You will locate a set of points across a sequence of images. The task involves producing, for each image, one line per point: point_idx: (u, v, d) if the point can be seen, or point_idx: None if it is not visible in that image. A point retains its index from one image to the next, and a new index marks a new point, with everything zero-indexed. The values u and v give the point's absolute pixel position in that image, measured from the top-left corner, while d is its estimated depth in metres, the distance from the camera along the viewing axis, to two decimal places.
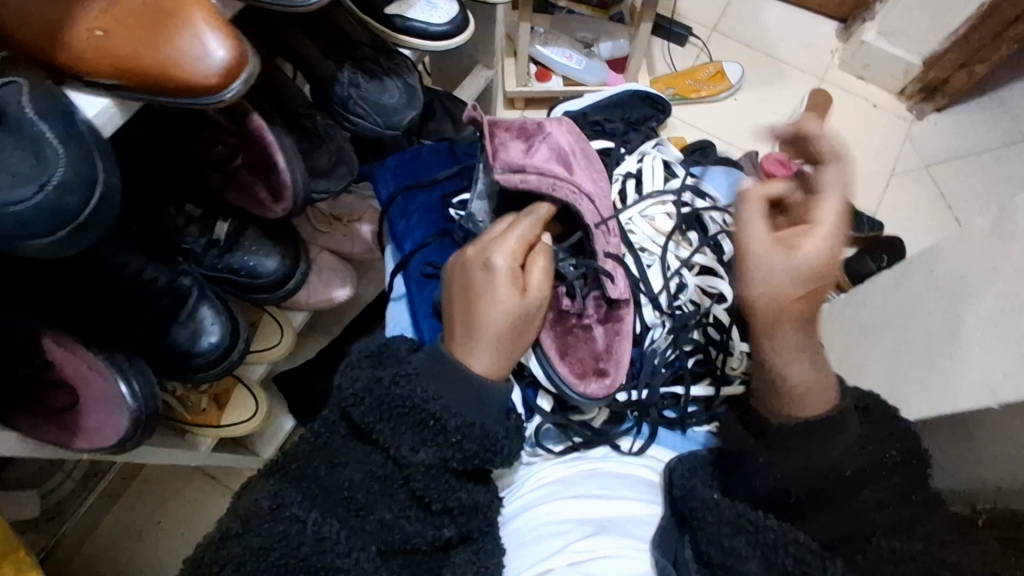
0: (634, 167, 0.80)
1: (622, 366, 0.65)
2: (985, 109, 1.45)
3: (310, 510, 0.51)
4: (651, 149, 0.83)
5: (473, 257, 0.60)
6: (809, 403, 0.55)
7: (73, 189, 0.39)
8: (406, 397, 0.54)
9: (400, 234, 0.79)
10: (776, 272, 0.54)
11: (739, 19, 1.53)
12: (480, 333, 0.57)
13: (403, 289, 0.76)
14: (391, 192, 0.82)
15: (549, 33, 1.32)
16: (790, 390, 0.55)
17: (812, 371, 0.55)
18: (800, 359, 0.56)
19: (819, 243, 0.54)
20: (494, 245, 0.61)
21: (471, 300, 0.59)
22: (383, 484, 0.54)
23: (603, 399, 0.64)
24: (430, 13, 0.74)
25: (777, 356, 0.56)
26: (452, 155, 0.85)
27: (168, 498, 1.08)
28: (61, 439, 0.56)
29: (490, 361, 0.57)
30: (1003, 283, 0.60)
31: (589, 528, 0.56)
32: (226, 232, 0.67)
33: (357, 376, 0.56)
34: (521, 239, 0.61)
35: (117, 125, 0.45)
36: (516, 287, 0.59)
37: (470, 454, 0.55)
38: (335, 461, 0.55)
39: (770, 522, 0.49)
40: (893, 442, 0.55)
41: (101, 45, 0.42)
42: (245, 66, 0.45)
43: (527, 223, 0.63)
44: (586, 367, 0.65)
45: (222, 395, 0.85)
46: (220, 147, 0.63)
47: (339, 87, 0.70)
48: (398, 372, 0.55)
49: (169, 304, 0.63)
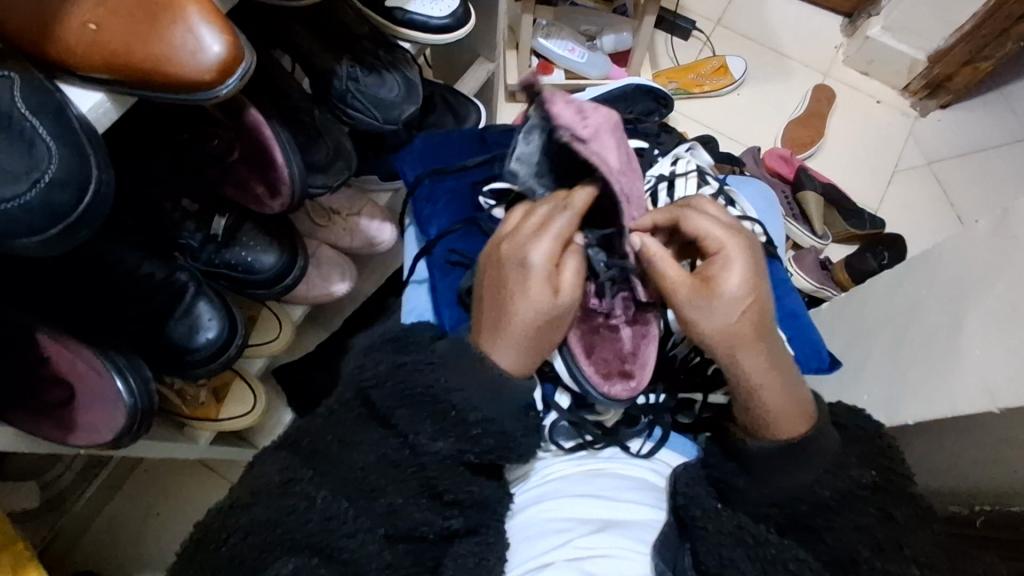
0: (667, 169, 0.78)
1: (647, 370, 0.63)
2: (990, 107, 1.44)
3: (320, 488, 0.51)
4: (684, 151, 0.82)
5: (507, 254, 0.57)
6: (783, 426, 0.55)
7: (64, 187, 0.39)
8: (429, 385, 0.53)
9: (425, 218, 0.78)
10: (710, 308, 0.53)
11: (743, 13, 1.51)
12: (509, 329, 0.55)
13: (425, 273, 0.77)
14: (418, 174, 0.81)
15: (552, 25, 1.30)
16: (764, 413, 0.55)
17: (787, 396, 0.54)
18: (770, 386, 0.54)
19: (739, 273, 0.54)
20: (531, 237, 0.57)
21: (504, 299, 0.56)
22: (395, 469, 0.53)
23: (626, 402, 0.61)
24: (431, 6, 0.72)
25: (744, 386, 0.55)
26: (482, 142, 0.84)
27: (168, 490, 1.08)
28: (56, 436, 0.56)
29: (517, 358, 0.56)
30: (1005, 285, 0.60)
31: (593, 525, 0.56)
32: (223, 228, 0.67)
33: (379, 359, 0.56)
34: (561, 234, 0.57)
35: (111, 120, 0.45)
36: (550, 285, 0.55)
37: (488, 448, 0.54)
38: (353, 441, 0.53)
39: (771, 538, 0.51)
40: (874, 462, 0.56)
41: (93, 39, 0.42)
42: (240, 62, 0.45)
43: (563, 219, 0.58)
44: (611, 368, 0.62)
45: (220, 389, 0.84)
46: (216, 141, 0.63)
47: (337, 81, 0.70)
48: (423, 359, 0.55)
49: (166, 299, 0.63)
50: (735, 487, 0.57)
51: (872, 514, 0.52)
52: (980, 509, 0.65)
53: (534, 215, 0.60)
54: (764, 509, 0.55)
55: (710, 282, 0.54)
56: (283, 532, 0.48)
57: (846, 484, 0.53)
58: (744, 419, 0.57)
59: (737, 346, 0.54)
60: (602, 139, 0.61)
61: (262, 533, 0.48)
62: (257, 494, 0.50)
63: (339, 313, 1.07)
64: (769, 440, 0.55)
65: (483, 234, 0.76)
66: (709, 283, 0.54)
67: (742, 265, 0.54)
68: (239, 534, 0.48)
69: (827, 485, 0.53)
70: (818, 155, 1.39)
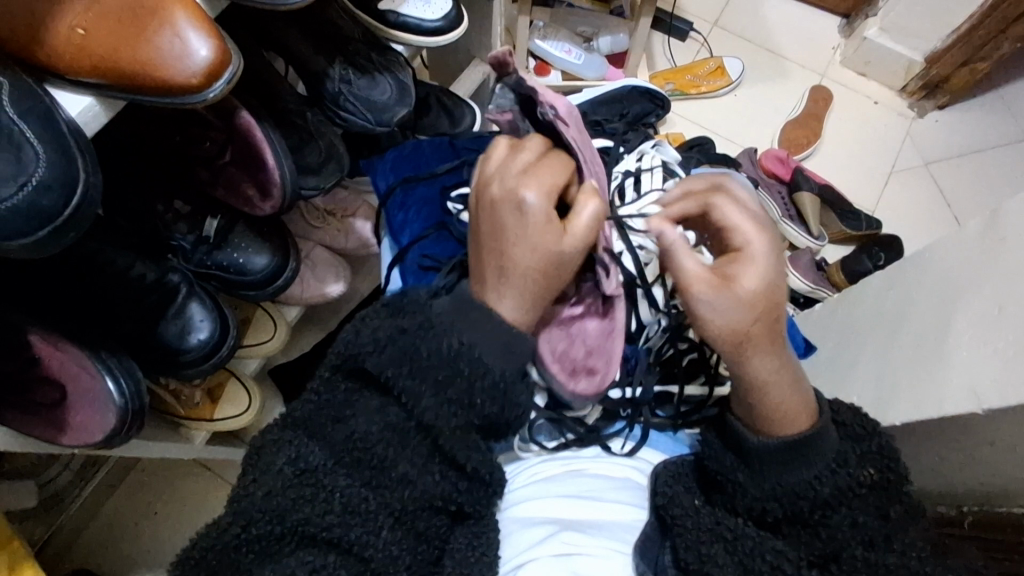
0: (633, 164, 0.81)
1: (613, 364, 0.64)
2: (988, 107, 1.44)
3: (340, 483, 0.50)
4: (649, 147, 0.85)
5: (501, 197, 0.52)
6: (786, 423, 0.53)
7: (50, 190, 0.40)
8: (432, 362, 0.50)
9: (398, 226, 0.79)
10: (723, 307, 0.51)
11: (741, 14, 1.51)
12: (511, 275, 0.51)
13: (399, 282, 0.77)
14: (389, 184, 0.82)
15: (548, 27, 1.31)
16: (767, 411, 0.53)
17: (790, 391, 0.53)
18: (773, 383, 0.52)
19: (756, 274, 0.52)
20: (523, 176, 0.52)
21: (501, 244, 0.51)
22: (400, 436, 0.51)
23: (588, 398, 0.63)
24: (423, 9, 0.72)
25: (748, 382, 0.53)
26: (453, 149, 0.85)
27: (165, 488, 1.09)
28: (47, 435, 0.56)
29: (518, 308, 0.52)
30: (993, 287, 0.60)
31: (553, 526, 0.57)
32: (215, 229, 0.68)
33: (378, 324, 0.52)
34: (556, 175, 0.53)
35: (101, 123, 0.45)
36: (554, 225, 0.51)
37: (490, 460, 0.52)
38: (340, 416, 0.52)
39: (747, 531, 0.53)
40: (874, 460, 0.53)
41: (81, 44, 0.42)
42: (227, 65, 0.46)
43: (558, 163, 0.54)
44: (575, 365, 0.63)
45: (216, 389, 0.84)
46: (207, 143, 0.64)
47: (330, 83, 0.70)
48: (423, 321, 0.51)
49: (158, 300, 0.64)
50: (735, 480, 0.55)
51: (871, 510, 0.52)
52: (968, 510, 0.65)
53: (524, 156, 0.54)
54: (763, 501, 0.53)
55: (731, 281, 0.51)
56: (294, 520, 0.48)
57: (841, 482, 0.52)
58: (744, 414, 0.54)
59: (749, 347, 0.52)
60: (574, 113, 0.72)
61: (272, 523, 0.48)
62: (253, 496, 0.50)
63: (334, 314, 1.08)
64: (775, 436, 0.53)
65: (454, 239, 0.76)
66: (728, 278, 0.52)
67: (764, 265, 0.52)
68: (238, 529, 0.48)
69: (826, 483, 0.52)
70: (815, 156, 1.39)
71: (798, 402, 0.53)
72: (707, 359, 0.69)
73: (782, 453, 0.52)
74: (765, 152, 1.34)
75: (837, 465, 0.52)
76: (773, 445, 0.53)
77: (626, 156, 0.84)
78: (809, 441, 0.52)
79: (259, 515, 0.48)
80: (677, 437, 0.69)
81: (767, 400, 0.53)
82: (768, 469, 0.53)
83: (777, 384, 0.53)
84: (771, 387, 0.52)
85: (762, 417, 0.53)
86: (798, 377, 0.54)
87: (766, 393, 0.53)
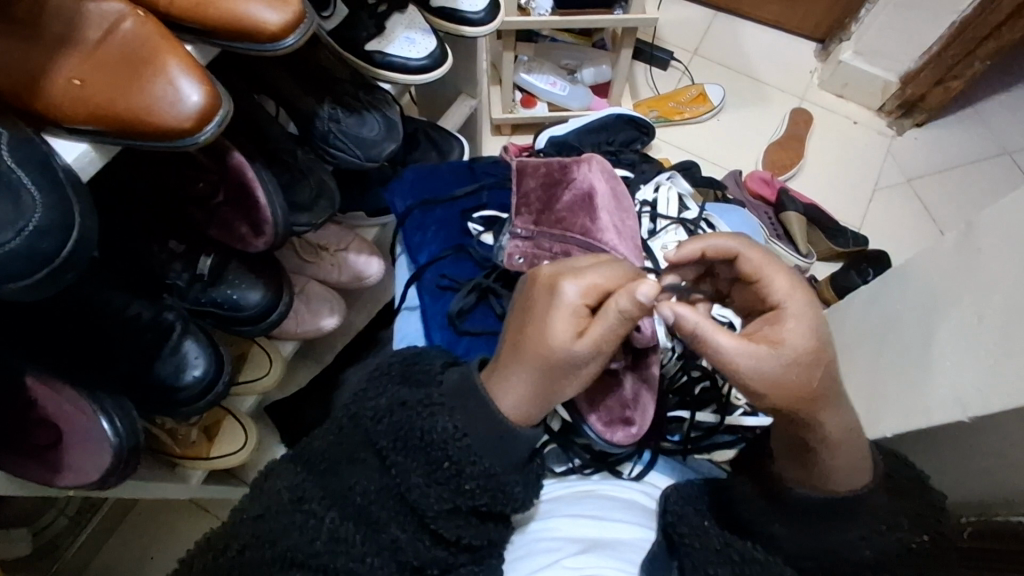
0: (650, 194, 0.86)
1: (649, 417, 0.66)
2: (964, 124, 1.48)
3: (329, 509, 0.50)
4: (664, 178, 0.89)
5: (544, 282, 0.56)
6: (842, 480, 0.51)
7: (49, 233, 0.41)
8: (425, 432, 0.52)
9: (415, 246, 0.82)
10: (774, 372, 0.45)
11: (719, 42, 1.56)
12: (523, 361, 0.54)
13: (416, 300, 0.80)
14: (408, 205, 0.85)
15: (533, 60, 1.34)
16: (826, 471, 0.51)
17: (852, 458, 0.50)
18: (842, 446, 0.49)
19: (802, 329, 0.46)
20: (573, 270, 0.55)
21: (524, 330, 0.55)
22: (393, 500, 0.52)
23: (628, 446, 0.66)
24: (409, 48, 0.76)
25: (817, 445, 0.49)
26: (471, 173, 0.88)
27: (161, 532, 1.08)
28: (44, 477, 0.57)
29: (517, 402, 0.54)
30: (972, 295, 0.61)
31: (580, 545, 0.57)
32: (209, 267, 0.69)
33: (380, 393, 0.56)
34: (603, 278, 0.54)
35: (97, 168, 0.47)
36: (575, 318, 0.53)
37: (481, 501, 0.53)
38: (353, 458, 0.53)
39: (756, 555, 0.52)
40: (922, 524, 0.54)
41: (79, 94, 0.44)
42: (218, 109, 0.48)
43: (614, 266, 0.55)
44: (613, 415, 0.66)
45: (212, 427, 0.85)
46: (201, 184, 0.65)
47: (319, 122, 0.72)
48: (422, 399, 0.54)
49: (153, 340, 0.64)
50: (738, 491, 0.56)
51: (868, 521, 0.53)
52: (967, 521, 0.66)
53: (579, 262, 0.58)
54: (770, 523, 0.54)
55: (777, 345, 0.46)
56: (284, 546, 0.48)
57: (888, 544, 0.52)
58: (796, 468, 0.52)
59: (811, 401, 0.46)
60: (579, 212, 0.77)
61: (263, 548, 0.48)
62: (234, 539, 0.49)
63: (331, 348, 1.09)
64: (827, 490, 0.51)
65: (473, 260, 0.80)
66: (774, 334, 0.46)
67: (810, 317, 0.47)
68: (237, 547, 0.48)
69: (872, 543, 0.52)
70: (798, 177, 1.42)
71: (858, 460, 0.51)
72: (719, 388, 0.74)
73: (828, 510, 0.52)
74: (750, 174, 1.37)
75: (880, 523, 0.52)
76: (815, 497, 0.52)
77: (643, 185, 0.88)
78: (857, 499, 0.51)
79: (252, 537, 0.49)
80: (690, 465, 0.72)
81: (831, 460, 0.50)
82: (809, 522, 0.53)
83: (838, 449, 0.49)
84: (834, 451, 0.49)
85: (816, 471, 0.51)
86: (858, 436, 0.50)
87: (833, 456, 0.50)
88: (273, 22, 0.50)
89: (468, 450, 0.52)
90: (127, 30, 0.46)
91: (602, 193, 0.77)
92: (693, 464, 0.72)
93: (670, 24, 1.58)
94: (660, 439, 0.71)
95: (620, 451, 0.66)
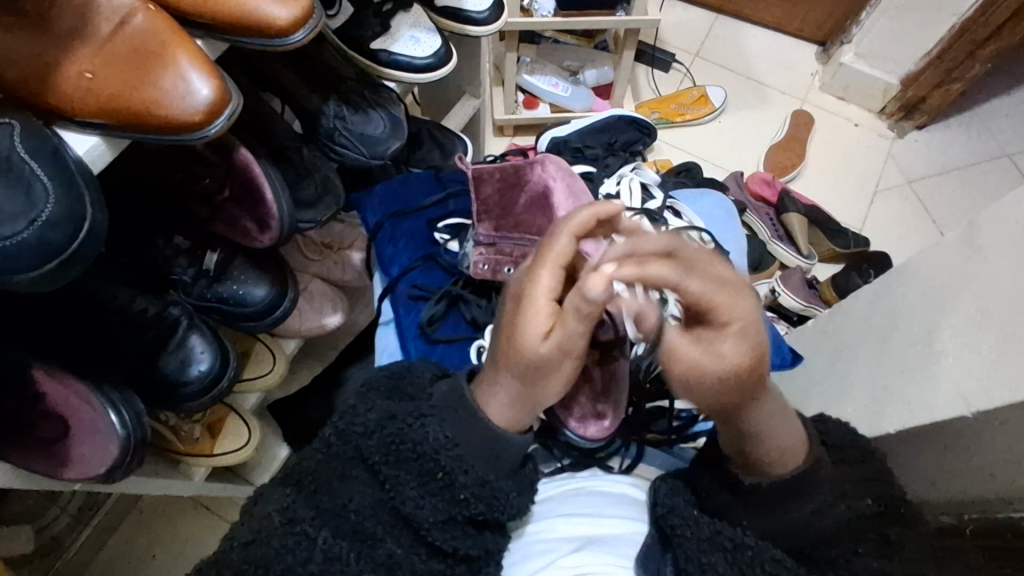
0: (613, 188, 0.87)
1: (621, 408, 0.66)
2: (964, 126, 1.48)
3: (320, 529, 0.52)
4: (629, 170, 0.91)
5: (515, 284, 0.53)
6: (781, 462, 0.54)
7: (58, 224, 0.41)
8: (414, 444, 0.54)
9: (388, 259, 0.84)
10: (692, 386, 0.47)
11: (721, 44, 1.57)
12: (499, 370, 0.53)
13: (391, 314, 0.81)
14: (378, 218, 0.86)
15: (535, 62, 1.35)
16: (763, 456, 0.54)
17: (789, 434, 0.53)
18: (774, 436, 0.53)
19: (735, 350, 0.44)
20: (532, 266, 0.51)
21: (500, 335, 0.53)
22: (384, 511, 0.54)
23: (602, 439, 0.66)
24: (414, 47, 0.77)
25: (746, 435, 0.53)
26: (439, 182, 0.90)
27: (161, 531, 1.08)
28: (48, 470, 0.56)
29: (503, 411, 0.54)
30: (973, 293, 0.62)
31: (574, 543, 0.58)
32: (215, 263, 0.69)
33: (372, 405, 0.57)
34: (553, 280, 0.50)
35: (106, 161, 0.48)
36: (546, 325, 0.50)
37: (476, 510, 0.54)
38: (344, 475, 0.54)
39: (747, 540, 0.52)
40: (873, 489, 0.56)
41: (90, 87, 0.45)
42: (228, 103, 0.48)
43: (562, 253, 0.50)
44: (585, 411, 0.66)
45: (215, 424, 0.85)
46: (207, 180, 0.66)
47: (325, 120, 0.73)
48: (410, 414, 0.55)
49: (158, 335, 0.65)
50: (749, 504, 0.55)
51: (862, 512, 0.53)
52: (969, 518, 0.65)
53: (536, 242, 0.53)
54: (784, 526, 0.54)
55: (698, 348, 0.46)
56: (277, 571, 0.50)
57: (845, 514, 0.54)
58: (738, 454, 0.55)
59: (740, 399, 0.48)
60: (544, 212, 0.78)
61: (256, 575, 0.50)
62: (227, 559, 0.51)
63: (333, 347, 1.09)
64: (771, 475, 0.55)
65: (441, 267, 0.82)
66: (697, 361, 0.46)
67: (736, 338, 0.44)
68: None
69: (828, 516, 0.54)
70: (799, 179, 1.43)
71: (793, 439, 0.54)
72: None
73: (791, 487, 0.54)
74: (752, 175, 1.37)
75: (834, 497, 0.54)
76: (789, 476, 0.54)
77: (607, 180, 0.91)
78: (821, 472, 0.55)
79: (245, 565, 0.50)
80: (675, 453, 0.73)
81: (768, 443, 0.53)
82: (783, 500, 0.54)
83: (771, 431, 0.52)
84: (769, 433, 0.52)
85: (762, 457, 0.54)
86: (788, 420, 0.53)
87: (765, 437, 0.53)
88: (283, 18, 0.51)
89: (460, 458, 0.53)
90: (138, 25, 0.47)
91: (559, 190, 0.79)
92: (678, 452, 0.74)
93: (672, 26, 1.59)
94: (642, 432, 0.72)
95: (596, 446, 0.67)
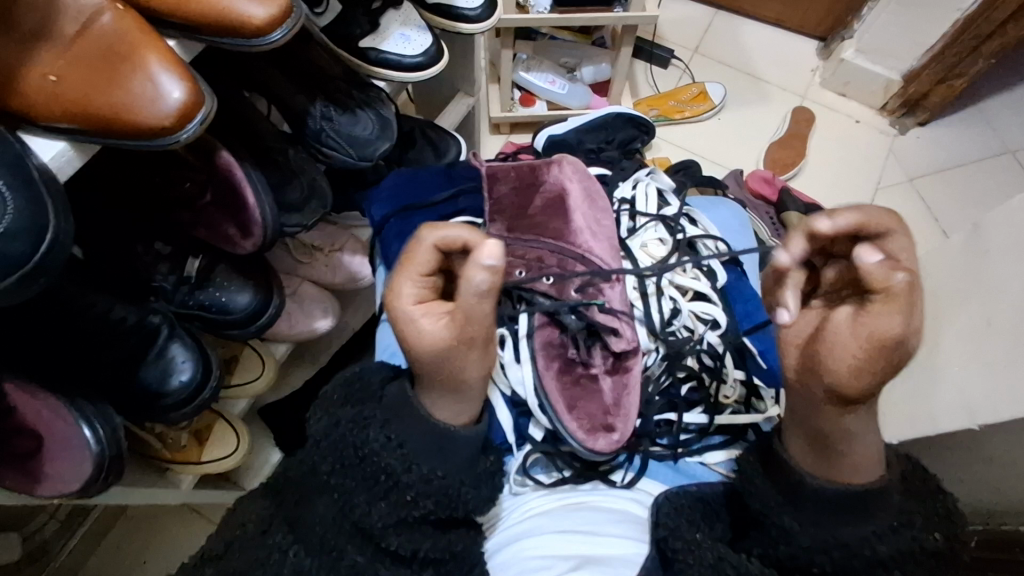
0: (629, 192, 0.87)
1: (630, 422, 0.69)
2: (967, 122, 1.46)
3: (292, 542, 0.57)
4: (644, 176, 0.90)
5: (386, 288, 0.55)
6: (853, 474, 0.57)
7: (19, 236, 0.39)
8: (367, 441, 0.57)
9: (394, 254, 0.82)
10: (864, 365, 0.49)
11: (720, 39, 1.55)
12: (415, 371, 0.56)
13: None
14: (385, 213, 0.84)
15: (532, 58, 1.32)
16: (847, 466, 0.57)
17: (869, 449, 0.57)
18: (864, 458, 0.57)
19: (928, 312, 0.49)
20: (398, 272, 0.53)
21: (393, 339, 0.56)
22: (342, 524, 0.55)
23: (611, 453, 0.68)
24: (405, 45, 0.75)
25: (837, 439, 0.56)
26: (449, 175, 0.88)
27: (151, 536, 1.06)
28: (22, 485, 0.55)
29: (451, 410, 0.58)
30: (976, 301, 0.62)
31: (571, 562, 0.60)
32: (196, 269, 0.68)
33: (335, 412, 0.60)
34: (414, 284, 0.52)
35: (75, 167, 0.46)
36: (417, 326, 0.52)
37: (425, 510, 0.57)
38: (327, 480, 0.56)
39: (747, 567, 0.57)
40: (940, 525, 0.57)
41: (54, 89, 0.43)
42: (201, 106, 0.46)
43: (422, 258, 0.52)
44: (595, 422, 0.68)
45: (202, 431, 0.83)
46: (188, 184, 0.63)
47: (311, 120, 0.70)
48: (355, 415, 0.58)
49: (138, 344, 0.63)
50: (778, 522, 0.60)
51: None
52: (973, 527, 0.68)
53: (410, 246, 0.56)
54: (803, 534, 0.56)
55: (866, 315, 0.49)
56: None
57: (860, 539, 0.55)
58: (819, 465, 0.58)
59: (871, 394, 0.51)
60: (564, 213, 0.78)
61: None
62: None
63: (325, 350, 1.08)
64: (842, 483, 0.58)
65: None
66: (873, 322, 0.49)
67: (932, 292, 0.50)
68: None
69: (885, 541, 0.56)
70: (799, 177, 1.41)
71: (872, 453, 0.57)
72: (706, 387, 0.74)
73: (850, 503, 0.58)
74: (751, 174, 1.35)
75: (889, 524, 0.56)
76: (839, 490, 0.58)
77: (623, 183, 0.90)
78: None
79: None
80: (680, 469, 0.72)
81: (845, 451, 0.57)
82: (826, 522, 0.58)
83: (867, 434, 0.56)
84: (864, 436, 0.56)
85: (836, 465, 0.58)
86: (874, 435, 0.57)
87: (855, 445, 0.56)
88: (260, 17, 0.49)
89: (405, 459, 0.56)
90: (106, 25, 0.45)
91: (576, 192, 0.79)
92: (685, 468, 0.72)
93: (671, 22, 1.56)
94: (650, 444, 0.72)
95: (603, 458, 0.68)
